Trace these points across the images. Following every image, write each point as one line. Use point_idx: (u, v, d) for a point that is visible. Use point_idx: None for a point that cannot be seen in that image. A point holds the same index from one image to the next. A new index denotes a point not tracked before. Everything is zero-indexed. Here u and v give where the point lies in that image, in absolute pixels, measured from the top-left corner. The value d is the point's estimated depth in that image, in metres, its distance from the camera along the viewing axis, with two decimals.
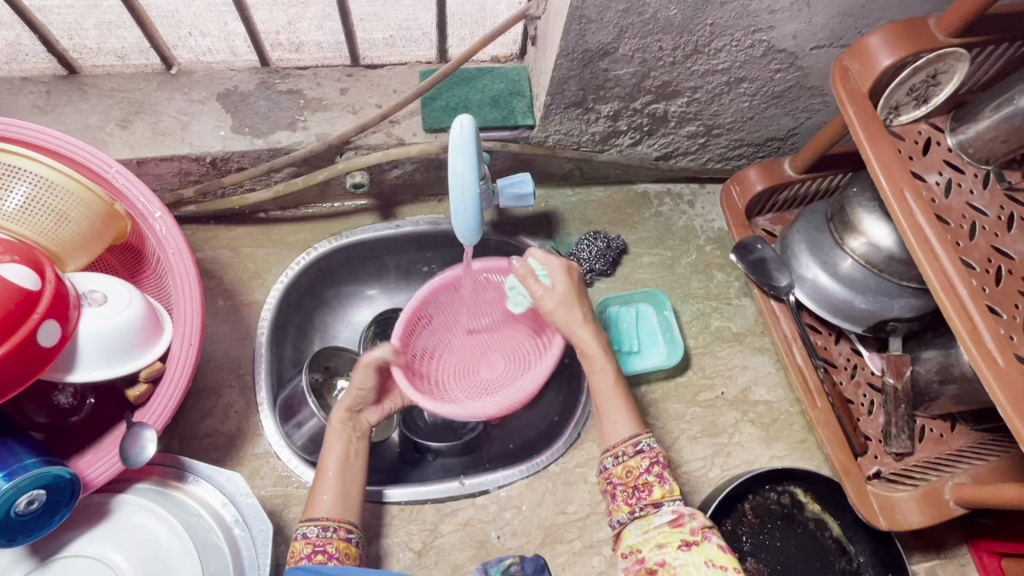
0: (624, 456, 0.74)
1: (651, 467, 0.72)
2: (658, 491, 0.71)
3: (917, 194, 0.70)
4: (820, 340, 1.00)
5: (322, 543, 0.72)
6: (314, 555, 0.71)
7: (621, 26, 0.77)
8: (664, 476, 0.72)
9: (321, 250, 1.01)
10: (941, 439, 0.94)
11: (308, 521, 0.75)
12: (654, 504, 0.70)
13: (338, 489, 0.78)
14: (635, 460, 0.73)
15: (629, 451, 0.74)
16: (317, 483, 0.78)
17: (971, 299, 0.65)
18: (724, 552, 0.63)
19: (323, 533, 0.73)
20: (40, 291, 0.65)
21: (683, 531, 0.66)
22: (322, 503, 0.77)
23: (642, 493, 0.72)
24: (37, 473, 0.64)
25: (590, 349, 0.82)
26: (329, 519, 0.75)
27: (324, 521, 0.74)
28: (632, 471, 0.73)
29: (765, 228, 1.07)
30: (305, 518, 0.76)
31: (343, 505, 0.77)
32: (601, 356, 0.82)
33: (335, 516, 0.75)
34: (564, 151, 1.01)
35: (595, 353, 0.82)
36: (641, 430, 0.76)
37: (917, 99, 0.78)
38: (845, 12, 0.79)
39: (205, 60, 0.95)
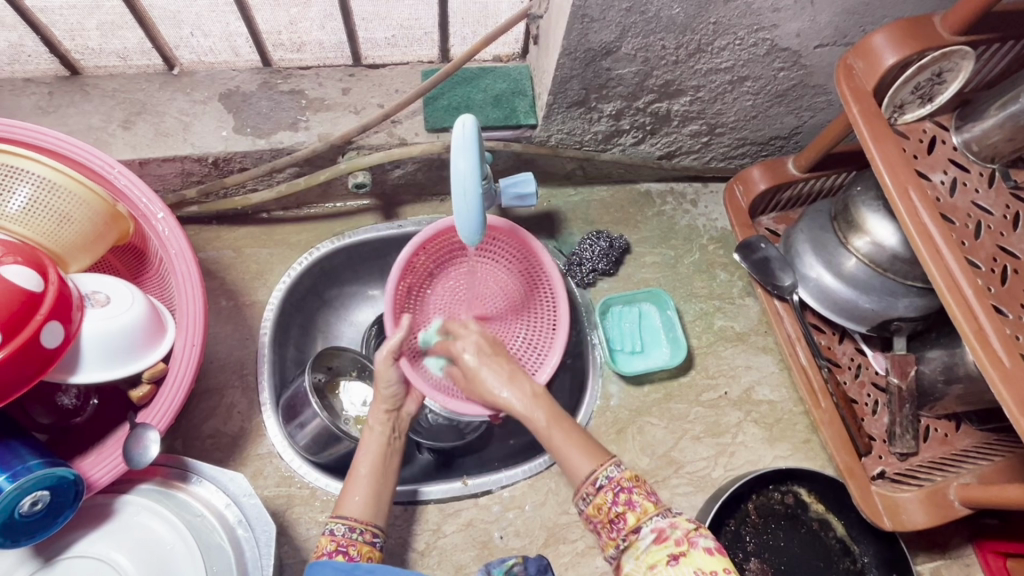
0: (590, 496, 0.71)
1: (618, 497, 0.69)
2: (631, 517, 0.67)
3: (921, 193, 0.70)
4: (823, 340, 0.99)
5: (346, 543, 0.72)
6: (336, 554, 0.71)
7: (624, 25, 0.77)
8: (633, 500, 0.68)
9: (323, 250, 1.01)
10: (946, 439, 0.93)
11: (337, 518, 0.74)
12: (633, 530, 0.67)
13: (370, 488, 0.78)
14: (599, 496, 0.70)
15: (591, 490, 0.71)
16: (349, 483, 0.78)
17: (976, 299, 0.65)
18: (712, 556, 0.61)
19: (350, 533, 0.73)
20: (42, 292, 0.65)
21: (669, 544, 0.63)
22: (349, 500, 0.76)
23: (619, 523, 0.68)
24: (41, 474, 0.65)
25: (524, 408, 0.80)
26: (357, 520, 0.74)
27: (351, 521, 0.74)
28: (602, 506, 0.70)
29: (769, 228, 1.06)
30: (336, 514, 0.75)
31: (375, 506, 0.77)
32: (534, 407, 0.80)
33: (363, 518, 0.75)
34: (566, 150, 1.01)
35: (526, 405, 0.80)
36: (598, 464, 0.72)
37: (922, 97, 0.77)
38: (849, 11, 0.79)
39: (207, 61, 0.95)
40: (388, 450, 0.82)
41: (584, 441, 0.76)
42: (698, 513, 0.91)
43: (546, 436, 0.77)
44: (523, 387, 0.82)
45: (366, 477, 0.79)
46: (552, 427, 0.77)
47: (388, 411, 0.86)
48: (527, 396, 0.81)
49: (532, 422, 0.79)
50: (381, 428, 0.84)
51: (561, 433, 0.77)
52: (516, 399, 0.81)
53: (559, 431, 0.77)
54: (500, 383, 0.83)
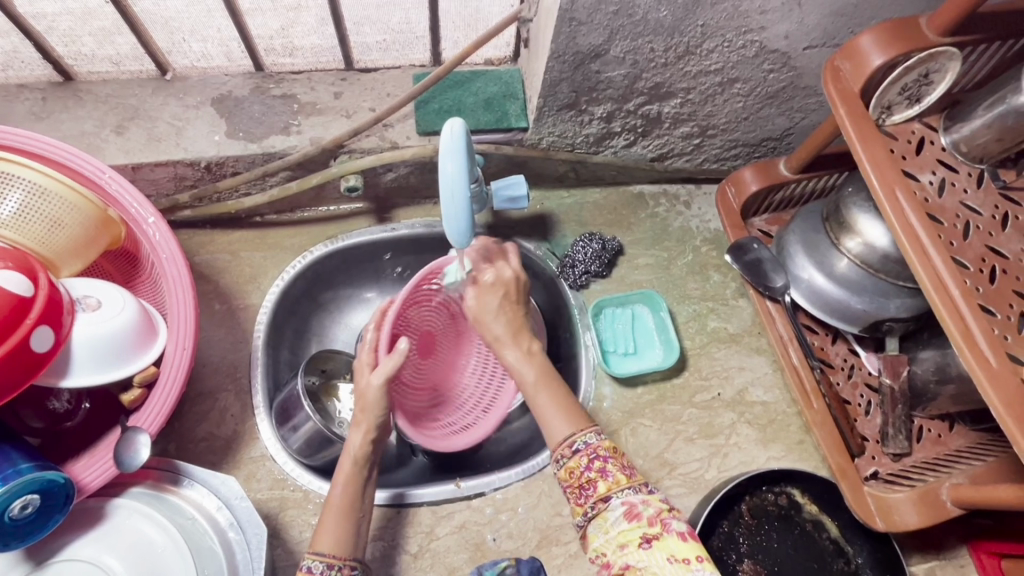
0: (564, 458, 0.71)
1: (592, 464, 0.69)
2: (603, 485, 0.68)
3: (908, 194, 0.70)
4: (816, 341, 0.99)
5: None
6: None
7: (612, 28, 0.77)
8: (607, 470, 0.68)
9: (316, 254, 1.02)
10: (939, 439, 0.93)
11: (314, 554, 0.72)
12: (603, 498, 0.67)
13: (341, 517, 0.75)
14: (574, 460, 0.70)
15: (567, 453, 0.71)
16: (323, 519, 0.75)
17: (962, 297, 0.65)
18: (685, 542, 0.63)
19: (327, 571, 0.71)
20: (32, 297, 0.65)
21: (642, 524, 0.64)
22: (326, 534, 0.73)
23: (590, 490, 0.68)
24: (30, 477, 0.65)
25: (517, 366, 0.80)
26: (334, 556, 0.72)
27: (329, 558, 0.71)
28: (574, 471, 0.70)
29: (761, 228, 1.06)
30: (312, 550, 0.73)
31: (350, 539, 0.74)
32: (528, 367, 0.79)
33: (340, 554, 0.72)
34: (558, 152, 1.01)
35: (519, 364, 0.80)
36: (577, 429, 0.72)
37: (909, 99, 0.77)
38: (837, 12, 0.79)
39: (200, 66, 0.96)
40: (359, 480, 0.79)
41: (566, 403, 0.76)
42: (691, 515, 0.91)
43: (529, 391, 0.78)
44: (515, 352, 0.81)
45: (338, 508, 0.75)
46: (539, 390, 0.77)
47: (372, 442, 0.80)
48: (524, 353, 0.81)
49: (520, 377, 0.79)
50: (358, 458, 0.79)
51: (546, 392, 0.77)
52: (513, 357, 0.81)
53: (545, 393, 0.77)
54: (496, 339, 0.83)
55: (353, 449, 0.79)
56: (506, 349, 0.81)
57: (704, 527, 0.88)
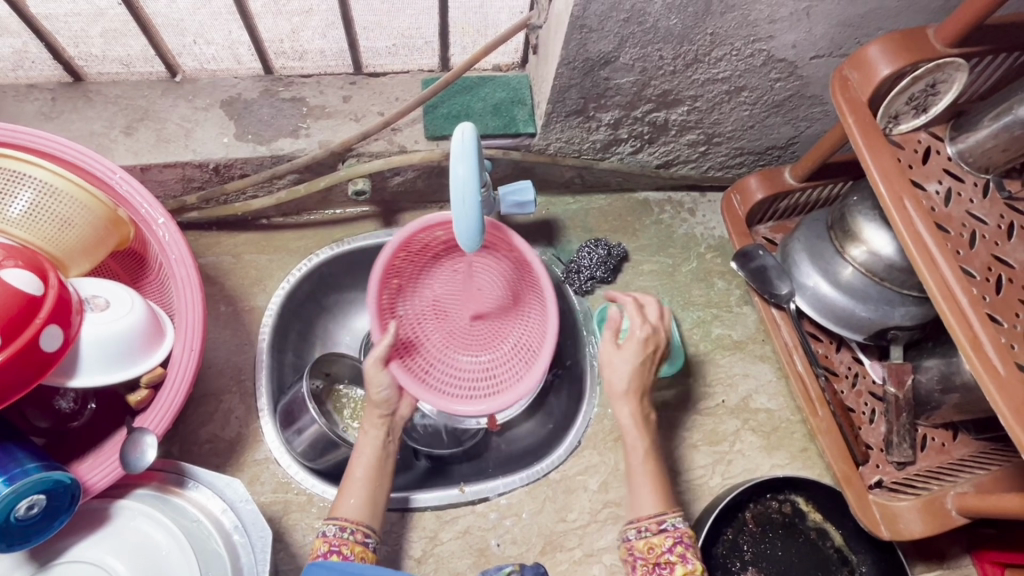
0: (647, 531, 0.76)
1: (674, 546, 0.75)
2: (681, 568, 0.73)
3: (916, 203, 0.70)
4: (820, 348, 0.99)
5: (339, 543, 0.74)
6: (330, 555, 0.73)
7: (622, 36, 0.78)
8: (687, 556, 0.74)
9: (323, 256, 1.02)
10: (943, 448, 0.93)
11: (331, 518, 0.77)
12: None
13: (359, 486, 0.80)
14: (659, 537, 0.76)
15: (653, 528, 0.76)
16: (346, 485, 0.80)
17: (970, 305, 0.66)
18: None
19: (340, 533, 0.75)
20: (42, 296, 0.65)
21: None
22: (345, 499, 0.79)
23: (665, 569, 0.74)
24: (37, 477, 0.64)
25: (628, 427, 0.85)
26: (347, 519, 0.77)
27: (343, 522, 0.76)
28: (655, 547, 0.75)
29: (766, 236, 1.07)
30: (332, 515, 0.78)
31: (367, 507, 0.79)
32: (637, 434, 0.84)
33: (354, 518, 0.77)
34: (565, 158, 1.02)
35: (631, 428, 0.85)
36: (668, 510, 0.78)
37: (917, 108, 0.78)
38: (844, 22, 0.80)
39: (209, 68, 0.96)
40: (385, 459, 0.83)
41: (660, 484, 0.81)
42: (695, 522, 0.91)
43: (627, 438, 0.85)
44: (627, 413, 0.85)
45: (357, 479, 0.80)
46: (642, 462, 0.83)
47: (384, 416, 0.85)
48: (638, 417, 0.85)
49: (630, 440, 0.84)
50: (377, 432, 0.84)
51: (643, 459, 0.83)
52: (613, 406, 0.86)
53: (644, 467, 0.83)
54: (614, 393, 0.86)
55: (366, 424, 0.85)
56: (620, 407, 0.85)
57: (709, 532, 0.88)
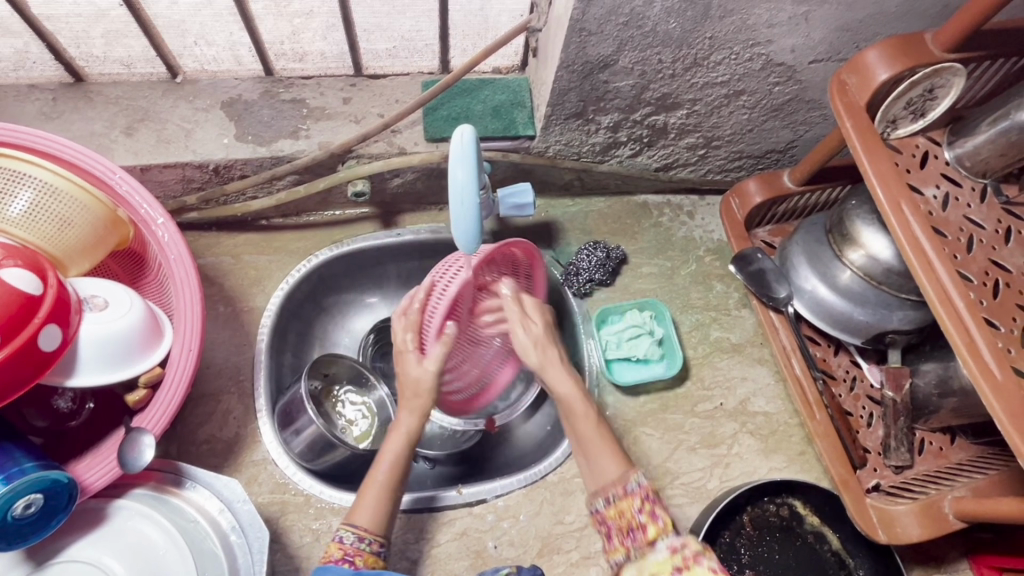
0: (615, 497, 0.69)
1: (643, 505, 0.66)
2: (652, 530, 0.64)
3: (913, 207, 0.70)
4: (818, 352, 1.00)
5: (353, 552, 0.70)
6: (342, 562, 0.70)
7: (621, 39, 0.78)
8: (656, 512, 0.65)
9: (322, 257, 1.02)
10: (941, 452, 0.93)
11: (348, 524, 0.73)
12: (649, 542, 0.63)
13: (382, 495, 0.75)
14: (626, 500, 0.67)
15: (620, 493, 0.69)
16: (364, 489, 0.75)
17: (967, 310, 0.66)
18: None
19: (357, 543, 0.71)
20: (41, 296, 0.65)
21: (676, 558, 0.59)
22: (364, 506, 0.74)
23: (637, 533, 0.65)
24: (35, 476, 0.65)
25: (567, 397, 0.78)
26: (365, 528, 0.73)
27: (360, 530, 0.72)
28: (624, 511, 0.67)
29: (765, 240, 1.07)
30: (347, 519, 0.74)
31: (386, 517, 0.75)
32: (581, 401, 0.78)
33: (371, 527, 0.73)
34: (564, 161, 1.02)
35: (573, 396, 0.78)
36: (630, 469, 0.70)
37: (914, 112, 0.78)
38: (842, 27, 0.80)
39: (210, 70, 0.97)
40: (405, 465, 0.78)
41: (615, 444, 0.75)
42: (692, 525, 0.91)
43: (571, 407, 0.78)
44: (561, 379, 0.79)
45: (379, 487, 0.75)
46: (591, 425, 0.76)
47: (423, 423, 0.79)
48: (575, 383, 0.79)
49: (571, 407, 0.78)
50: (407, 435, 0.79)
51: (594, 426, 0.76)
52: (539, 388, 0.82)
53: (593, 427, 0.76)
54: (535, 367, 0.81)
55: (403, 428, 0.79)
56: (551, 376, 0.80)
57: (707, 534, 0.87)
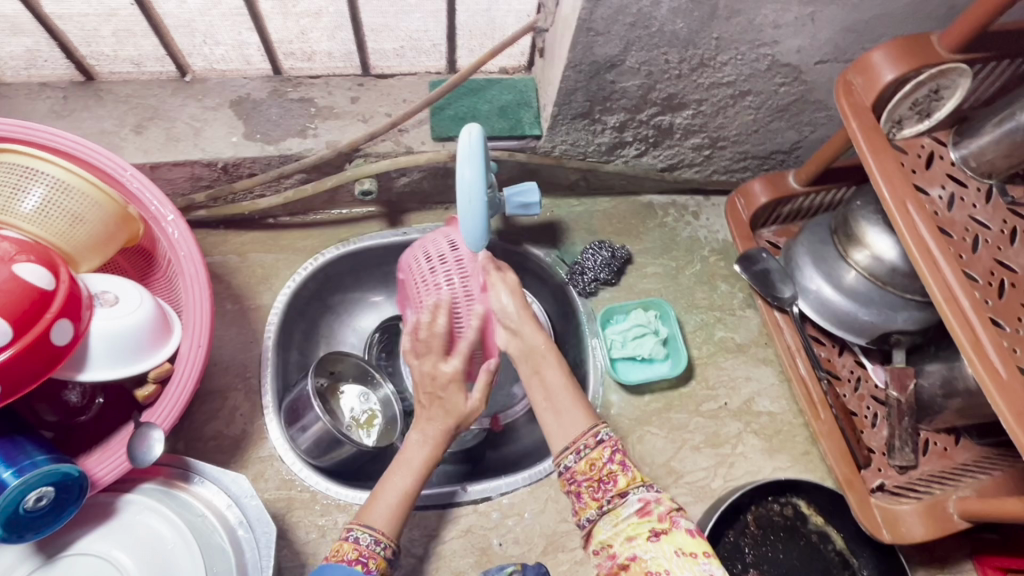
0: (585, 449, 0.70)
1: (613, 456, 0.69)
2: (623, 480, 0.68)
3: (919, 207, 0.71)
4: (822, 352, 1.00)
5: (367, 554, 0.68)
6: (356, 563, 0.67)
7: (628, 39, 0.79)
8: (627, 464, 0.69)
9: (328, 256, 1.03)
10: (945, 452, 0.93)
11: (362, 525, 0.71)
12: (620, 494, 0.67)
13: (400, 500, 0.73)
14: (596, 453, 0.69)
15: (590, 443, 0.70)
16: (377, 492, 0.74)
17: (972, 309, 0.66)
18: (693, 538, 0.63)
19: (374, 545, 0.69)
20: (53, 291, 0.66)
21: (652, 519, 0.65)
22: (377, 507, 0.72)
23: (608, 485, 0.68)
24: (46, 469, 0.65)
25: (536, 347, 0.78)
26: (381, 531, 0.71)
27: (377, 533, 0.70)
28: (595, 463, 0.69)
29: (770, 240, 1.07)
30: (359, 521, 0.72)
31: (400, 521, 0.73)
32: (546, 349, 0.78)
33: (386, 530, 0.71)
34: (570, 160, 1.03)
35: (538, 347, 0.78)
36: (598, 421, 0.72)
37: (920, 113, 0.79)
38: (849, 28, 0.80)
39: (219, 69, 0.97)
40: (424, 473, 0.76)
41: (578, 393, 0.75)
42: (696, 524, 0.92)
43: (540, 361, 0.78)
44: (533, 332, 0.79)
45: (397, 492, 0.74)
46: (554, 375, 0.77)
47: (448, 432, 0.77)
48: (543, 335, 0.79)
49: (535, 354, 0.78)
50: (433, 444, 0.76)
51: (563, 380, 0.76)
52: (502, 337, 0.81)
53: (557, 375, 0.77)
54: (511, 317, 0.80)
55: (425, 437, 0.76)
56: (521, 325, 0.79)
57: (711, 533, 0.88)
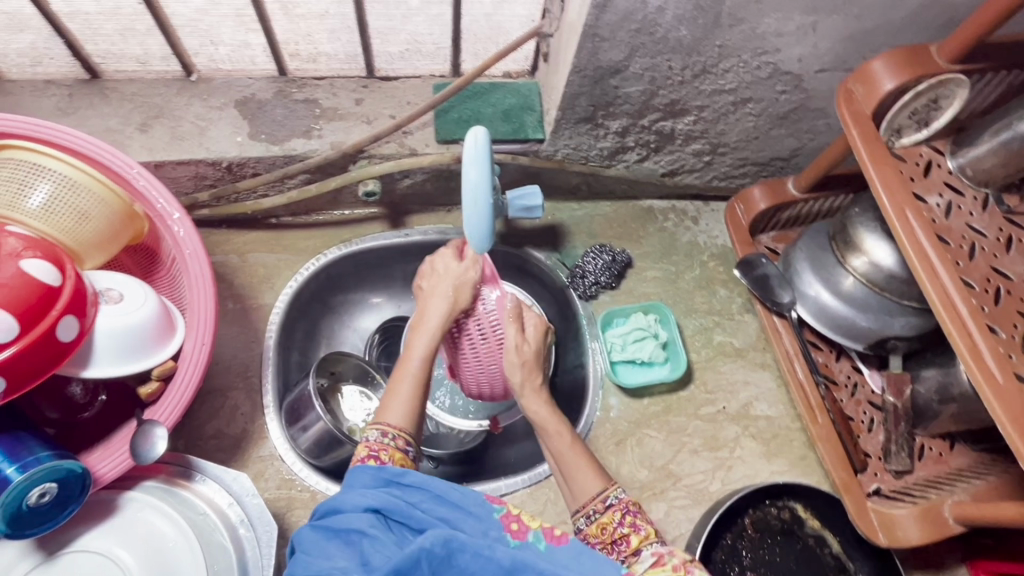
0: (596, 513, 0.73)
1: (624, 518, 0.71)
2: (636, 539, 0.70)
3: (918, 214, 0.72)
4: (820, 357, 1.01)
5: (378, 448, 0.69)
6: (369, 459, 0.68)
7: (632, 45, 0.80)
8: (638, 523, 0.71)
9: (330, 256, 1.03)
10: (941, 458, 0.94)
11: (376, 423, 0.72)
12: (635, 552, 0.69)
13: (411, 394, 0.75)
14: (607, 515, 0.72)
15: (600, 507, 0.73)
16: (391, 387, 0.76)
17: (970, 315, 0.67)
18: None
19: (383, 438, 0.71)
20: (60, 287, 0.66)
21: (665, 569, 0.63)
22: (393, 406, 0.74)
23: (622, 545, 0.71)
24: (51, 465, 0.65)
25: (543, 419, 0.80)
26: (391, 426, 0.72)
27: (385, 427, 0.72)
28: (607, 526, 0.72)
29: (768, 245, 1.08)
30: (374, 419, 0.73)
31: (413, 419, 0.74)
32: (557, 421, 0.80)
33: (398, 425, 0.72)
34: (572, 164, 1.03)
35: (546, 418, 0.80)
36: (608, 485, 0.75)
37: (919, 121, 0.81)
38: (849, 37, 0.82)
39: (225, 68, 0.98)
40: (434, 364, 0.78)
41: (592, 459, 0.78)
42: (694, 527, 0.92)
43: (547, 431, 0.80)
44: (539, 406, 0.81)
45: (409, 385, 0.75)
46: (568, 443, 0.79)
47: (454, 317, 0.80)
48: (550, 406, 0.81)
49: (544, 425, 0.80)
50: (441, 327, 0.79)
51: (568, 445, 0.79)
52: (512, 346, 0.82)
53: (565, 445, 0.79)
54: (515, 388, 0.82)
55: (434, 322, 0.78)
56: (528, 401, 0.81)
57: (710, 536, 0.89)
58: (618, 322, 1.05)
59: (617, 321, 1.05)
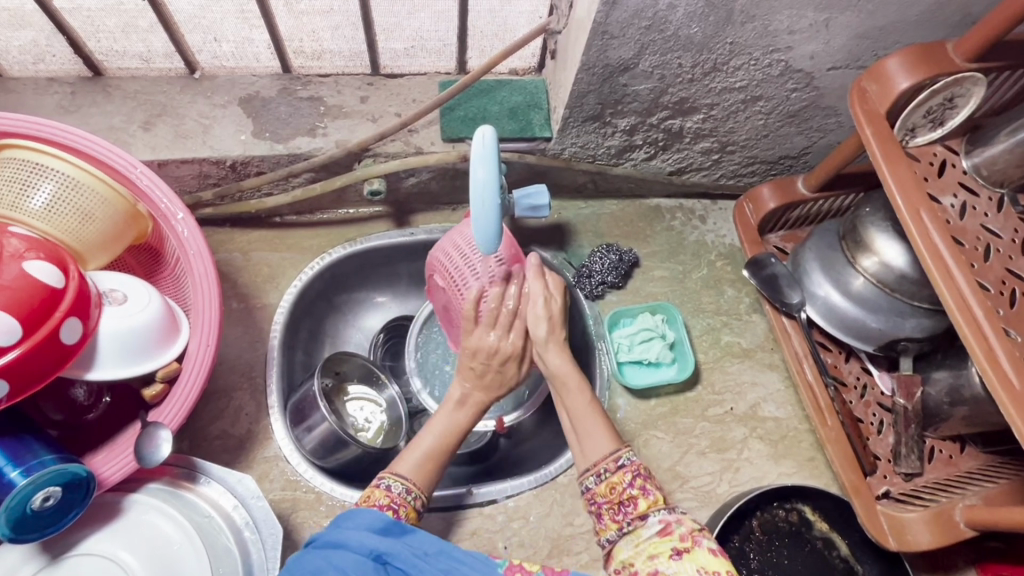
0: (606, 473, 0.72)
1: (634, 480, 0.70)
2: (643, 504, 0.69)
3: (933, 215, 0.71)
4: (829, 358, 1.00)
5: (399, 502, 0.72)
6: (387, 508, 0.71)
7: (642, 43, 0.78)
8: (648, 487, 0.70)
9: (334, 255, 1.03)
10: (951, 460, 0.93)
11: (394, 475, 0.74)
12: (641, 516, 0.68)
13: (428, 457, 0.77)
14: (617, 475, 0.71)
15: (610, 467, 0.72)
16: (409, 447, 0.78)
17: (986, 318, 0.66)
18: (716, 558, 0.62)
19: (405, 494, 0.73)
20: (63, 288, 0.65)
21: (672, 539, 0.65)
22: (409, 461, 0.76)
23: (629, 506, 0.69)
24: (55, 469, 0.65)
25: (561, 373, 0.80)
26: (410, 481, 0.74)
27: (408, 483, 0.74)
28: (616, 486, 0.71)
29: (777, 245, 1.07)
30: (390, 471, 0.75)
31: (430, 479, 0.77)
32: (575, 377, 0.80)
33: (416, 482, 0.75)
34: (579, 163, 1.02)
35: (564, 371, 0.80)
36: (621, 446, 0.74)
37: (934, 121, 0.78)
38: (862, 35, 0.80)
39: (228, 66, 0.97)
40: (460, 433, 0.80)
41: (606, 419, 0.77)
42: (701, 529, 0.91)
43: (564, 384, 0.79)
44: (559, 362, 0.80)
45: (427, 448, 0.78)
46: (583, 404, 0.78)
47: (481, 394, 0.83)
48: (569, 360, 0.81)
49: (563, 381, 0.80)
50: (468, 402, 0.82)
51: (587, 402, 0.78)
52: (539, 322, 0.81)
53: (582, 405, 0.78)
54: (538, 342, 0.81)
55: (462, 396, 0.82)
56: (548, 355, 0.80)
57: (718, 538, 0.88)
58: (625, 322, 1.04)
59: (625, 321, 1.04)
